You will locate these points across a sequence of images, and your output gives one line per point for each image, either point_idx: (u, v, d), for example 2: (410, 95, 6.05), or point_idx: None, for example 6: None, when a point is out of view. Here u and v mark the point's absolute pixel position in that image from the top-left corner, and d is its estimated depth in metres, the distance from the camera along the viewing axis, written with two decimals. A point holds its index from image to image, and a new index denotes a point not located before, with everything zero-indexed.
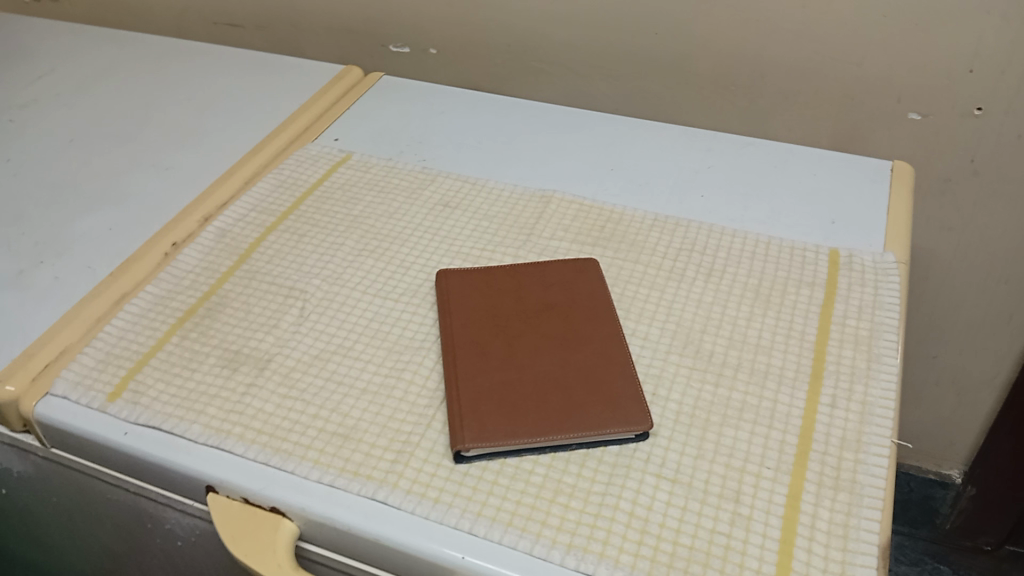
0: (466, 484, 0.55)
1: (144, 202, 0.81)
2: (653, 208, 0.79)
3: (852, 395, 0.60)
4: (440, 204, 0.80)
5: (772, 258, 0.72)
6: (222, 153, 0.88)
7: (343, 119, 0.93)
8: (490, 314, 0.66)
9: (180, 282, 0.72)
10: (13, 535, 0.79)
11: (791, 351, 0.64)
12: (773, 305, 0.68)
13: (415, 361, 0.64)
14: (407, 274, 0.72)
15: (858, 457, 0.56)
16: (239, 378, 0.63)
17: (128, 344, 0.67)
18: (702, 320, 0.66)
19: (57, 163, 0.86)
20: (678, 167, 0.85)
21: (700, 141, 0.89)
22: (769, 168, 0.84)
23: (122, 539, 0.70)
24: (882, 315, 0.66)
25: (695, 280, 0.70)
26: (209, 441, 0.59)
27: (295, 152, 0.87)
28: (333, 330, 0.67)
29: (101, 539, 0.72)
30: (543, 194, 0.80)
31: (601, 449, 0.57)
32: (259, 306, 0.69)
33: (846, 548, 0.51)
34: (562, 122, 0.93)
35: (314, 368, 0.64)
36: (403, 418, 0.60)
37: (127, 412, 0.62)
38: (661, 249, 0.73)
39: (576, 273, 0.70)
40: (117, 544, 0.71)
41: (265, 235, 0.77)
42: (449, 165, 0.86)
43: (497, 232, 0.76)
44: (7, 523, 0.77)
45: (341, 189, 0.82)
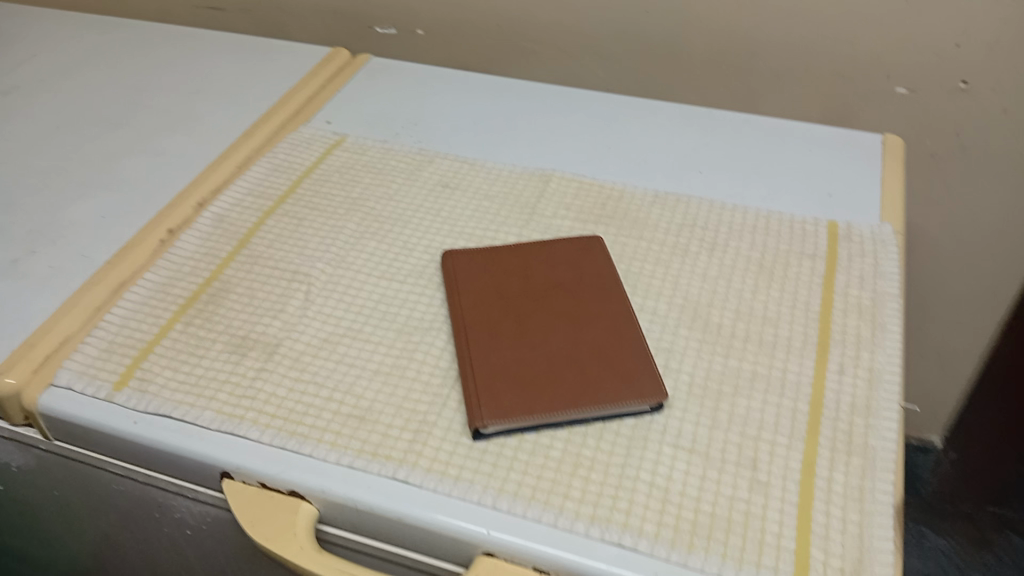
0: (486, 461, 0.55)
1: (137, 189, 0.80)
2: (652, 185, 0.79)
3: (859, 363, 0.61)
4: (439, 184, 0.79)
5: (772, 230, 0.73)
6: (213, 138, 0.87)
7: (334, 102, 0.92)
8: (499, 293, 0.66)
9: (180, 268, 0.71)
10: (12, 532, 0.78)
11: (798, 321, 0.65)
12: (776, 278, 0.68)
13: (426, 342, 0.64)
14: (412, 255, 0.72)
15: (869, 422, 0.57)
16: (249, 363, 0.63)
17: (131, 332, 0.66)
18: (709, 294, 0.67)
19: (45, 151, 0.84)
20: (674, 146, 0.85)
21: (692, 119, 0.89)
22: (764, 145, 0.85)
23: (128, 530, 0.70)
24: (884, 285, 0.67)
25: (699, 254, 0.71)
26: (222, 427, 0.59)
27: (288, 135, 0.86)
28: (341, 314, 0.67)
29: (105, 531, 0.71)
30: (541, 173, 0.80)
31: (617, 422, 0.58)
32: (263, 291, 0.69)
33: (863, 511, 0.52)
34: (555, 102, 0.93)
35: (324, 351, 0.64)
36: (418, 397, 0.60)
37: (136, 401, 0.61)
38: (663, 226, 0.74)
39: (583, 250, 0.70)
40: (122, 534, 0.70)
41: (263, 219, 0.76)
42: (445, 147, 0.85)
43: (498, 212, 0.76)
44: (6, 519, 0.76)
45: (337, 172, 0.81)
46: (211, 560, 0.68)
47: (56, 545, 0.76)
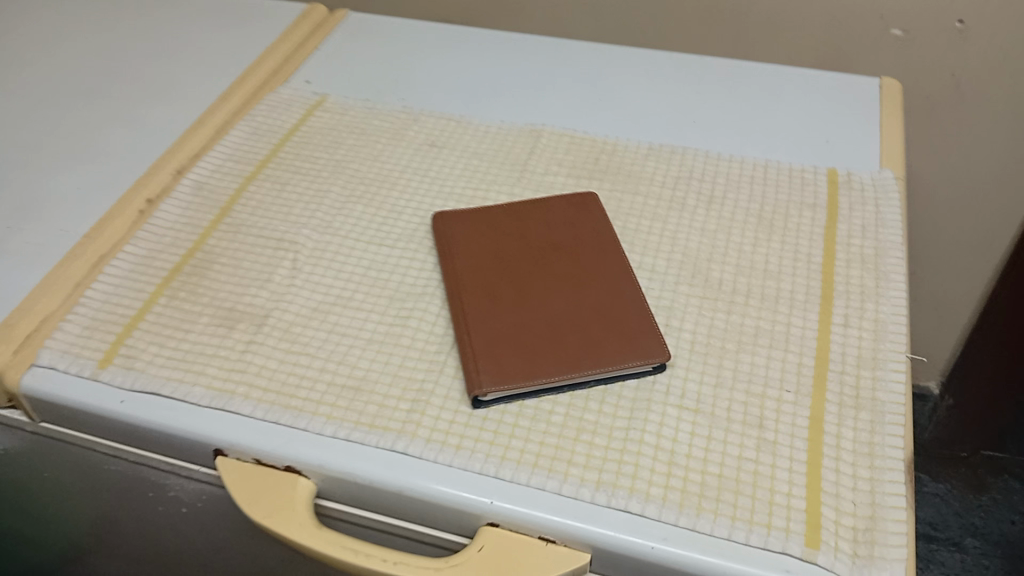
0: (487, 429, 0.54)
1: (113, 158, 0.77)
2: (645, 138, 0.77)
3: (864, 314, 0.60)
4: (426, 144, 0.77)
5: (770, 181, 0.71)
6: (189, 104, 0.83)
7: (312, 60, 0.89)
8: (495, 255, 0.64)
9: (161, 239, 0.69)
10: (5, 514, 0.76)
11: (800, 273, 0.63)
12: (777, 229, 0.67)
13: (420, 308, 0.62)
14: (401, 217, 0.69)
15: (876, 375, 0.56)
16: (238, 336, 0.61)
17: (114, 307, 0.64)
18: (709, 249, 0.65)
19: (14, 122, 0.81)
20: (667, 96, 0.83)
21: (684, 68, 0.86)
22: (759, 93, 0.82)
23: (123, 509, 0.68)
24: (886, 233, 0.66)
25: (697, 207, 0.69)
26: (213, 403, 0.57)
27: (266, 96, 0.83)
28: (330, 281, 0.65)
29: (100, 510, 0.70)
30: (531, 128, 0.78)
31: (620, 383, 0.56)
32: (248, 260, 0.66)
33: (874, 466, 0.51)
34: (542, 55, 0.89)
35: (315, 321, 0.62)
36: (414, 365, 0.58)
37: (122, 379, 0.59)
38: (658, 179, 0.72)
39: (578, 208, 0.68)
40: (117, 513, 0.69)
41: (244, 185, 0.73)
42: (430, 105, 0.82)
43: (489, 170, 0.73)
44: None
45: (319, 133, 0.78)
46: (210, 536, 0.66)
47: (53, 525, 0.75)
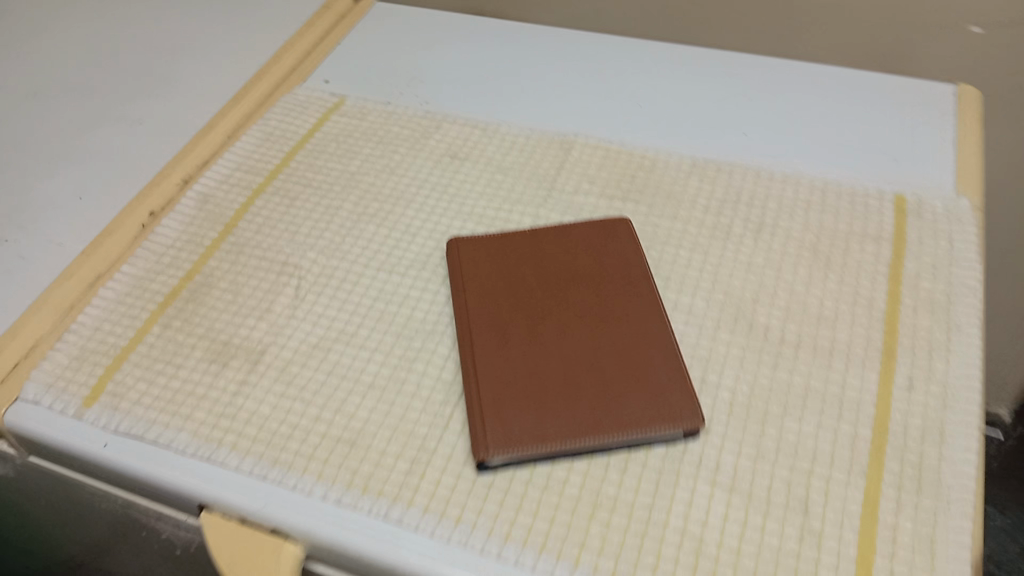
0: (491, 500, 0.48)
1: (117, 164, 0.72)
2: (689, 150, 0.69)
3: (931, 375, 0.52)
4: (447, 154, 0.70)
5: (829, 207, 0.63)
6: (200, 101, 0.78)
7: (333, 55, 0.83)
8: (510, 288, 0.57)
9: (160, 259, 0.64)
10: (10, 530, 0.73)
11: (859, 322, 0.55)
12: (834, 266, 0.59)
13: (428, 349, 0.56)
14: (415, 241, 0.63)
15: (941, 452, 0.48)
16: (230, 375, 0.56)
17: (105, 335, 0.59)
18: (754, 288, 0.58)
19: (19, 117, 0.76)
20: (716, 100, 0.74)
21: (735, 67, 0.78)
22: (820, 99, 0.73)
23: (120, 540, 0.65)
24: (960, 274, 0.57)
25: (743, 237, 0.61)
26: (198, 453, 0.52)
27: (281, 98, 0.77)
28: (333, 314, 0.59)
29: (98, 538, 0.66)
30: (562, 139, 0.71)
31: (645, 450, 0.50)
32: (248, 286, 0.61)
33: (935, 569, 0.44)
34: (580, 50, 0.82)
35: (314, 360, 0.56)
36: (417, 419, 0.53)
37: (107, 419, 0.55)
38: (701, 202, 0.64)
39: (607, 235, 0.61)
40: (115, 543, 0.65)
41: (251, 199, 0.68)
42: (455, 107, 0.75)
43: (513, 188, 0.66)
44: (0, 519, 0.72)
45: (334, 141, 0.73)
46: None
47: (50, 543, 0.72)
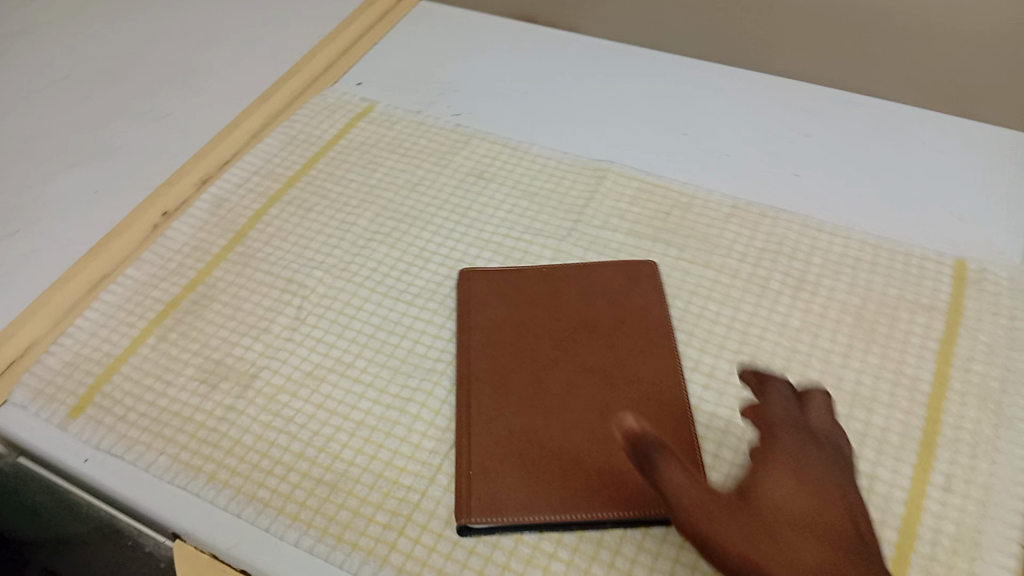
0: (470, 568, 0.45)
1: (137, 159, 0.70)
2: (731, 189, 0.64)
3: (971, 476, 0.47)
4: (472, 174, 0.67)
5: (880, 268, 0.58)
6: (228, 97, 0.76)
7: (368, 57, 0.80)
8: (517, 333, 0.54)
9: (165, 265, 0.62)
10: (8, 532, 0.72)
11: (897, 406, 0.50)
12: (877, 338, 0.54)
13: (424, 389, 0.53)
14: (427, 266, 0.60)
15: (975, 567, 0.43)
16: (219, 398, 0.54)
17: (100, 342, 0.57)
18: (785, 355, 0.53)
19: (47, 105, 0.75)
20: (768, 129, 0.68)
21: (795, 94, 0.71)
22: (884, 138, 0.67)
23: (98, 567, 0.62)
24: (1017, 361, 0.52)
25: (779, 294, 0.57)
26: (175, 480, 0.50)
27: (310, 99, 0.75)
28: (332, 339, 0.56)
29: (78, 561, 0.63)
30: (596, 165, 0.66)
31: (643, 529, 0.46)
32: (250, 302, 0.59)
33: None
34: (627, 64, 0.76)
35: (305, 390, 0.54)
36: (403, 466, 0.49)
37: (89, 434, 0.52)
38: (737, 250, 0.59)
39: (629, 281, 0.57)
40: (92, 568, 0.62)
41: (266, 208, 0.66)
42: (487, 121, 0.72)
43: (537, 218, 0.63)
44: None
45: (358, 150, 0.70)
46: None
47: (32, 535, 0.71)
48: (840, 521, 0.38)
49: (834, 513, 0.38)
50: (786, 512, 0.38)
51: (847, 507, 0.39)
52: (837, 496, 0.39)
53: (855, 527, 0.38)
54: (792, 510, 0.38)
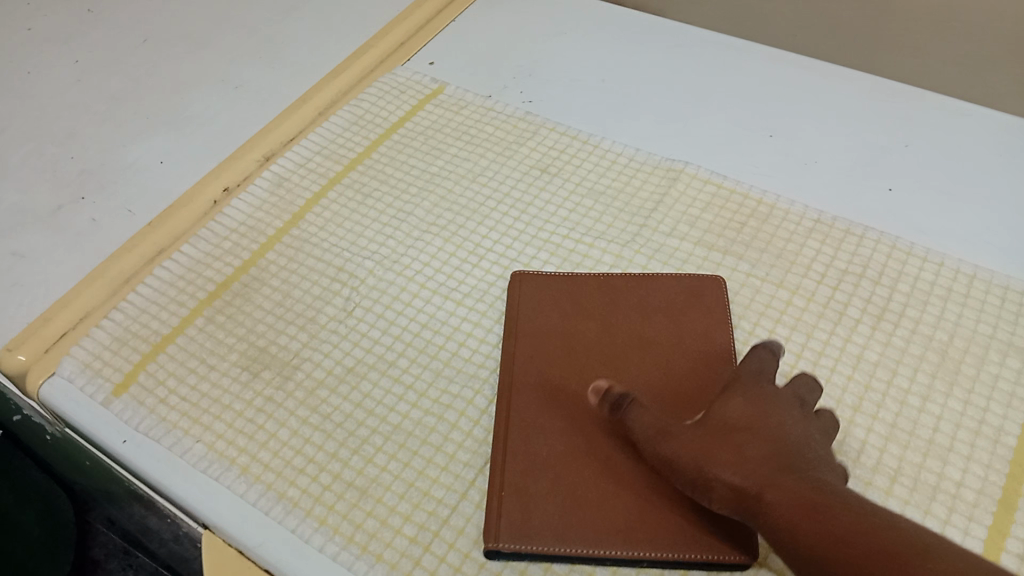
0: None
1: (204, 130, 0.70)
2: (816, 201, 0.59)
3: None
4: (537, 168, 0.64)
5: (974, 301, 0.52)
6: (299, 71, 0.74)
7: (444, 35, 0.77)
8: (565, 345, 0.51)
9: (221, 243, 0.61)
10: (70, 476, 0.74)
11: (977, 459, 0.46)
12: (964, 380, 0.49)
13: (464, 397, 0.51)
14: (480, 264, 0.58)
15: None
16: (258, 388, 0.53)
17: (149, 320, 0.57)
18: (856, 392, 0.49)
19: (125, 70, 0.75)
20: (862, 135, 0.62)
21: (897, 97, 0.65)
22: (994, 154, 0.60)
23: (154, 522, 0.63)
24: None
25: (856, 323, 0.52)
26: (208, 470, 0.49)
27: (380, 77, 0.73)
28: (377, 334, 0.54)
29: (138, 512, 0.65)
30: (670, 166, 0.62)
31: (681, 571, 0.43)
32: (299, 288, 0.58)
33: None
34: (713, 54, 0.72)
35: (344, 386, 0.52)
36: (436, 477, 0.47)
37: (130, 414, 0.52)
38: (815, 270, 0.55)
39: (691, 297, 0.53)
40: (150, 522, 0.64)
41: (325, 190, 0.64)
42: (559, 111, 0.68)
43: (600, 219, 0.59)
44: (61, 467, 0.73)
45: (423, 136, 0.68)
46: None
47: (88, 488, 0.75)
48: (782, 428, 0.41)
49: (778, 424, 0.41)
50: (730, 421, 0.42)
51: (796, 424, 0.42)
52: (788, 415, 0.42)
53: (799, 436, 0.41)
54: (736, 420, 0.42)
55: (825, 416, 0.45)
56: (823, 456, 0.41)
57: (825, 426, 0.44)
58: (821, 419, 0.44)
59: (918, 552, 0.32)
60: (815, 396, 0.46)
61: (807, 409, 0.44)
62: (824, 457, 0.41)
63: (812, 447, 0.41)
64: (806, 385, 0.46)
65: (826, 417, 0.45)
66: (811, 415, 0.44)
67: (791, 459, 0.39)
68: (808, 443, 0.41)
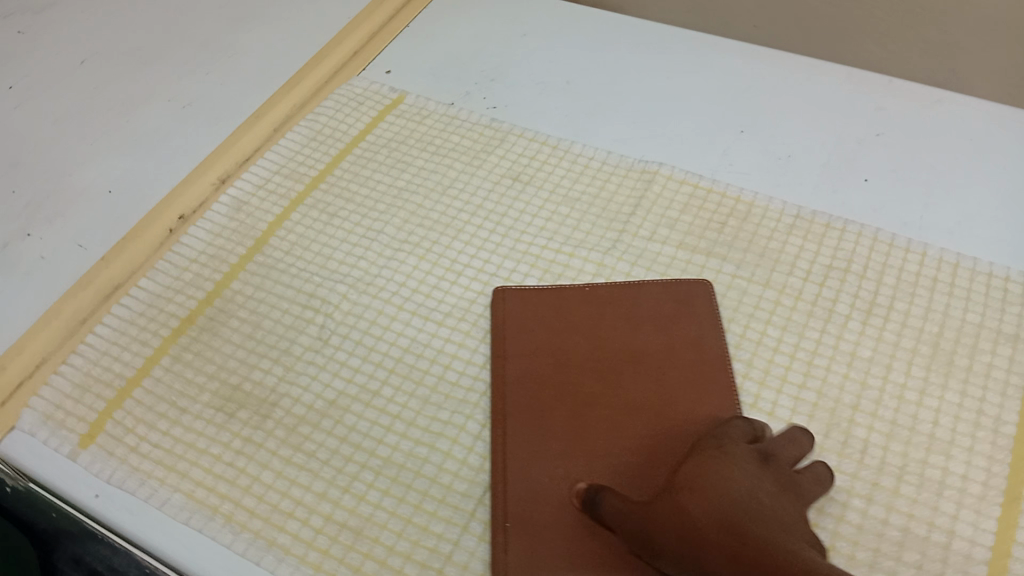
0: None
1: (153, 153, 0.66)
2: (794, 196, 0.58)
3: None
4: (509, 176, 0.62)
5: (960, 290, 0.52)
6: (251, 85, 0.71)
7: (399, 42, 0.75)
8: (557, 363, 0.50)
9: (182, 275, 0.58)
10: None
11: (979, 451, 0.45)
12: (958, 370, 0.49)
13: (456, 422, 0.49)
14: (459, 281, 0.56)
15: None
16: (236, 428, 0.50)
17: (112, 362, 0.54)
18: (853, 392, 0.48)
19: (63, 94, 0.71)
20: (833, 127, 0.62)
21: (864, 85, 0.65)
22: (963, 141, 0.60)
23: None
24: None
25: (846, 319, 0.51)
26: (190, 522, 0.46)
27: (337, 89, 0.70)
28: (358, 362, 0.52)
29: None
30: (644, 167, 0.61)
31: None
32: (271, 318, 0.55)
33: None
34: (676, 50, 0.71)
35: (328, 420, 0.50)
36: (434, 510, 0.46)
37: (99, 466, 0.49)
38: (799, 267, 0.54)
39: (680, 303, 0.52)
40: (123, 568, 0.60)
41: (289, 211, 0.61)
42: (525, 116, 0.66)
43: (578, 227, 0.58)
44: None
45: (386, 148, 0.65)
46: None
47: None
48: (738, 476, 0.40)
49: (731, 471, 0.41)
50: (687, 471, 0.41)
51: (755, 474, 0.41)
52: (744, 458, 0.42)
53: (754, 485, 0.40)
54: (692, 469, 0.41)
55: (813, 471, 0.43)
56: (783, 502, 0.40)
57: (818, 483, 0.43)
58: (805, 475, 0.43)
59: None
60: (799, 449, 0.44)
61: (777, 460, 0.43)
62: (782, 506, 0.40)
63: (766, 495, 0.40)
64: (792, 439, 0.45)
65: (812, 474, 0.43)
66: (779, 462, 0.43)
67: (735, 515, 0.38)
68: (760, 491, 0.40)
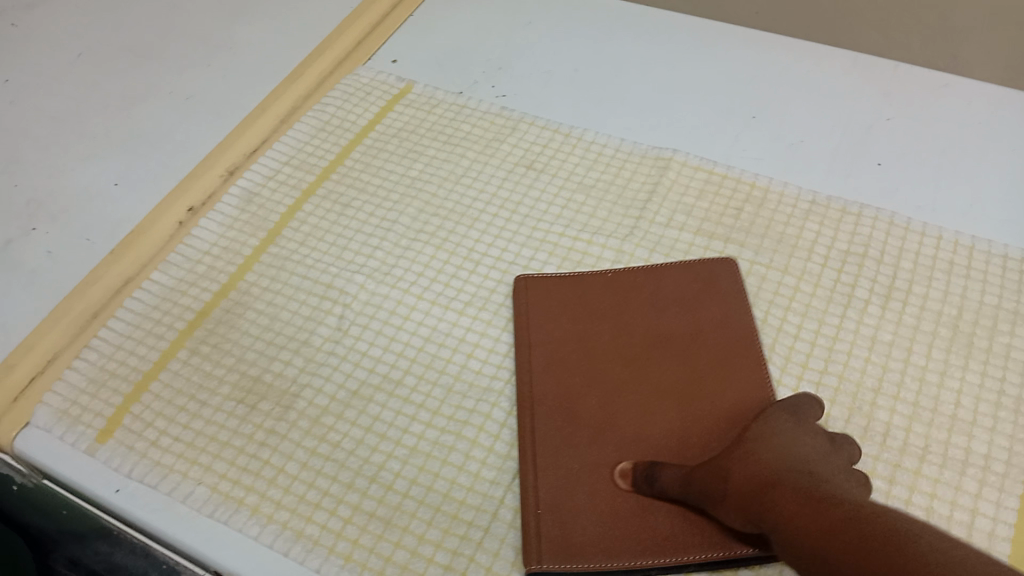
0: None
1: (158, 146, 0.65)
2: (808, 182, 0.58)
3: None
4: (523, 165, 0.62)
5: (975, 272, 0.53)
6: (255, 76, 0.70)
7: (403, 32, 0.74)
8: (583, 350, 0.50)
9: (195, 267, 0.58)
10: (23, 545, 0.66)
11: (1000, 430, 0.46)
12: (976, 352, 0.49)
13: (481, 411, 0.49)
14: (478, 270, 0.55)
15: None
16: (258, 420, 0.49)
17: (127, 356, 0.53)
18: (875, 374, 0.48)
19: (63, 87, 0.70)
20: (843, 112, 0.63)
21: (872, 71, 0.65)
22: (972, 125, 0.61)
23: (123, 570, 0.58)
24: None
25: (865, 302, 0.52)
26: (215, 514, 0.46)
27: (343, 80, 0.69)
28: (379, 352, 0.52)
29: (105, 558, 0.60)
30: (658, 154, 0.61)
31: (754, 568, 0.42)
32: (288, 310, 0.54)
33: None
34: (683, 38, 0.71)
35: (352, 411, 0.49)
36: (463, 499, 0.45)
37: (119, 461, 0.48)
38: (817, 252, 0.54)
39: (706, 282, 0.52)
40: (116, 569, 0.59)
41: (300, 203, 0.61)
42: (535, 105, 0.66)
43: (594, 215, 0.58)
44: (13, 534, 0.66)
45: (397, 138, 0.65)
46: None
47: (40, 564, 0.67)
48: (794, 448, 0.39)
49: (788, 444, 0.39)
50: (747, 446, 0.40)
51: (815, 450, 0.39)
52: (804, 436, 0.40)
53: (812, 456, 0.38)
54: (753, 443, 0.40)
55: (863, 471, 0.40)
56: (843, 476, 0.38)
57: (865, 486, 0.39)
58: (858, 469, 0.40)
59: (911, 545, 0.30)
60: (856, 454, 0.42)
61: (839, 449, 0.41)
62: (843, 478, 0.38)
63: (830, 468, 0.38)
64: (851, 447, 0.42)
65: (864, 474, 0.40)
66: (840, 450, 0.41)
67: (808, 477, 0.36)
68: (819, 461, 0.38)
